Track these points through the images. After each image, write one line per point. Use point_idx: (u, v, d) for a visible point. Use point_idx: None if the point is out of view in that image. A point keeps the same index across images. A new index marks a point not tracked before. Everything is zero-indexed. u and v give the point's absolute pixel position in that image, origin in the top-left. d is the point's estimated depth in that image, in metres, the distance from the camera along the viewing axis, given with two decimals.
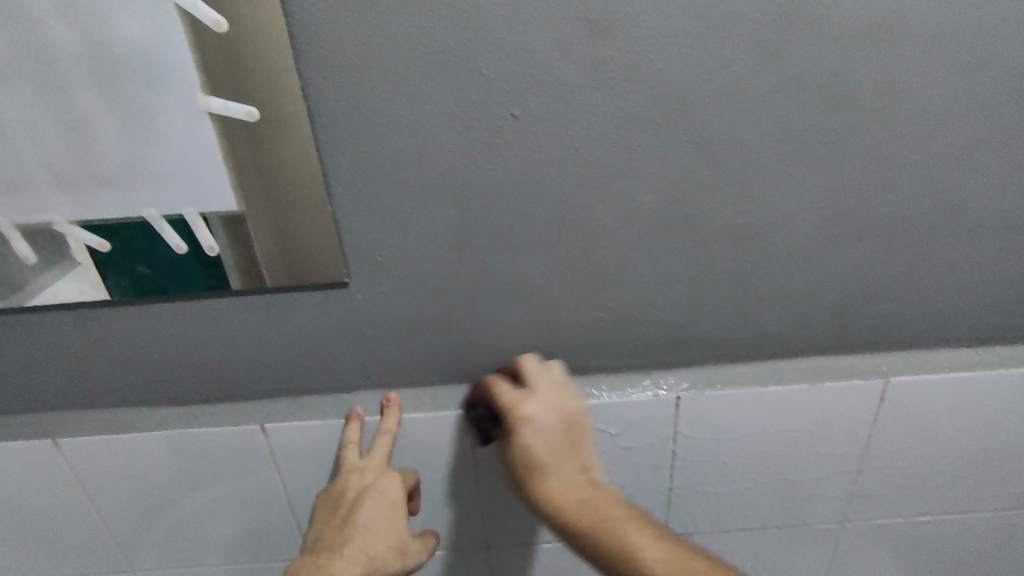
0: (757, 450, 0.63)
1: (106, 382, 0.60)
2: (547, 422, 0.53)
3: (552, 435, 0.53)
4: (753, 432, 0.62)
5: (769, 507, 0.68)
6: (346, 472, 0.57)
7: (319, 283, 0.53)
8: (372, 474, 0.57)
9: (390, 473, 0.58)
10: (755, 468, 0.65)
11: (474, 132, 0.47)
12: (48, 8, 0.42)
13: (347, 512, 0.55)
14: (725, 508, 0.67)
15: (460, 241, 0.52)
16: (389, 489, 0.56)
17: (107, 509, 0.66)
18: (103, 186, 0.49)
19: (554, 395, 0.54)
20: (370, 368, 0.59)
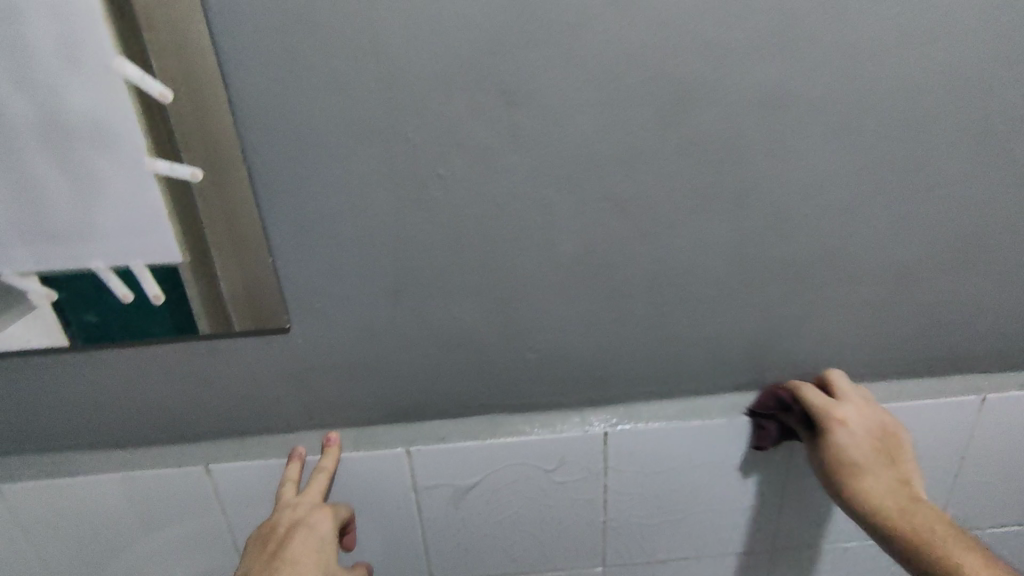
0: (685, 481, 0.67)
1: (52, 426, 0.62)
2: (867, 434, 0.59)
3: (863, 441, 0.59)
4: (680, 465, 0.66)
5: (702, 537, 0.71)
6: (280, 507, 0.57)
7: (261, 329, 0.57)
8: (306, 507, 0.57)
9: (325, 508, 0.58)
10: (685, 500, 0.68)
11: (404, 191, 0.52)
12: (2, 82, 0.46)
13: (278, 544, 0.54)
14: (660, 538, 0.71)
15: (395, 289, 0.56)
16: (323, 524, 0.56)
17: (50, 554, 0.66)
18: (53, 241, 0.52)
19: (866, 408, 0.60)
20: (312, 409, 0.61)
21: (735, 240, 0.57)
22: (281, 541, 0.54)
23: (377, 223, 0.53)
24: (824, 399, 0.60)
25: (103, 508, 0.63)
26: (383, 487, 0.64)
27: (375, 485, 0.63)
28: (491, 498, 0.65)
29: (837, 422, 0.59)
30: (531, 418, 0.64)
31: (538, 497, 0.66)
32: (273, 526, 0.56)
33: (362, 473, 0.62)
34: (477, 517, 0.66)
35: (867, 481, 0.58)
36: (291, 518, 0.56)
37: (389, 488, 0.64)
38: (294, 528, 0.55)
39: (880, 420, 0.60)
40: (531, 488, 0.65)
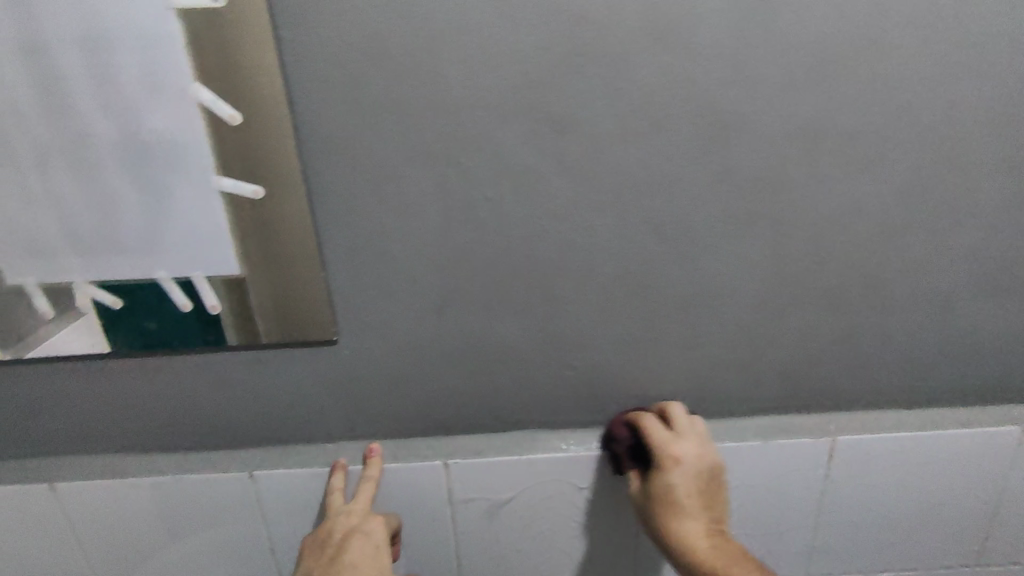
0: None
1: (105, 429, 0.64)
2: (688, 473, 0.57)
3: (689, 479, 0.58)
4: None
5: None
6: (332, 515, 0.60)
7: (309, 340, 0.59)
8: (356, 517, 0.59)
9: (375, 516, 0.60)
10: None
11: (454, 211, 0.54)
12: (88, 103, 0.49)
13: (334, 552, 0.58)
14: None
15: (440, 305, 0.58)
16: (375, 532, 0.59)
17: (96, 553, 0.68)
18: (121, 252, 0.55)
19: (700, 445, 0.58)
20: (355, 420, 0.63)
21: (773, 265, 0.58)
22: (336, 551, 0.58)
23: (427, 241, 0.55)
24: (665, 434, 0.58)
25: (150, 510, 0.66)
26: (421, 498, 0.65)
27: (412, 496, 0.65)
28: (524, 513, 0.66)
29: (671, 458, 0.57)
30: (567, 436, 0.65)
31: (571, 514, 0.67)
32: (328, 535, 0.59)
33: (400, 484, 0.64)
34: (510, 533, 0.67)
35: (683, 519, 0.57)
36: (343, 528, 0.59)
37: (426, 500, 0.65)
38: (347, 539, 0.58)
39: (705, 464, 0.58)
40: (564, 505, 0.66)
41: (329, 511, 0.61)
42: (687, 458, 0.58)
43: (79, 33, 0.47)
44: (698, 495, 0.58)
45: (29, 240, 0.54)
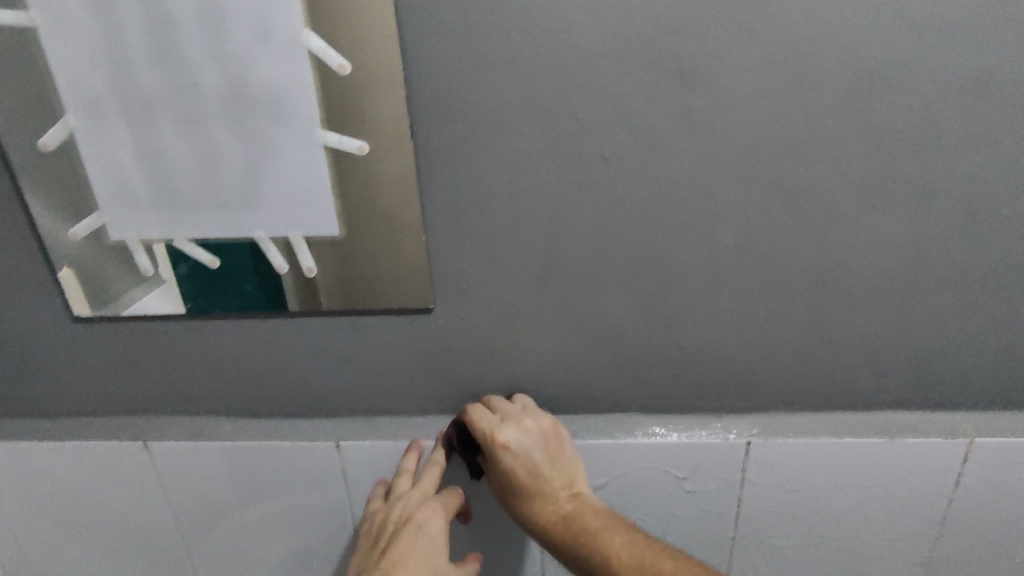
0: (826, 504, 0.62)
1: (195, 391, 0.64)
2: (529, 448, 0.54)
3: (532, 457, 0.55)
4: (824, 484, 0.61)
5: (838, 568, 0.65)
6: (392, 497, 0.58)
7: (404, 307, 0.57)
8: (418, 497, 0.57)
9: (433, 504, 0.56)
10: (825, 524, 0.63)
11: (565, 171, 0.50)
12: (195, 51, 0.48)
13: (386, 541, 0.55)
14: (791, 563, 0.65)
15: (542, 274, 0.54)
16: (428, 522, 0.55)
17: (181, 515, 0.68)
18: (220, 209, 0.53)
19: (523, 417, 0.55)
20: (444, 393, 0.61)
21: (916, 242, 0.52)
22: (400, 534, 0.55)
23: (533, 204, 0.52)
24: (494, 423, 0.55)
25: (237, 474, 0.65)
26: None
27: None
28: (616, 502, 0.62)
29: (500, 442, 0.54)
30: (666, 421, 0.60)
31: (665, 506, 0.62)
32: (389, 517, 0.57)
33: None
34: None
35: (536, 500, 0.55)
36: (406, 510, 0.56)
37: None
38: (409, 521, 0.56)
39: (538, 434, 0.55)
40: (658, 496, 0.62)
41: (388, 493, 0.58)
42: (520, 443, 0.54)
43: None
44: (540, 474, 0.55)
45: (132, 194, 0.53)
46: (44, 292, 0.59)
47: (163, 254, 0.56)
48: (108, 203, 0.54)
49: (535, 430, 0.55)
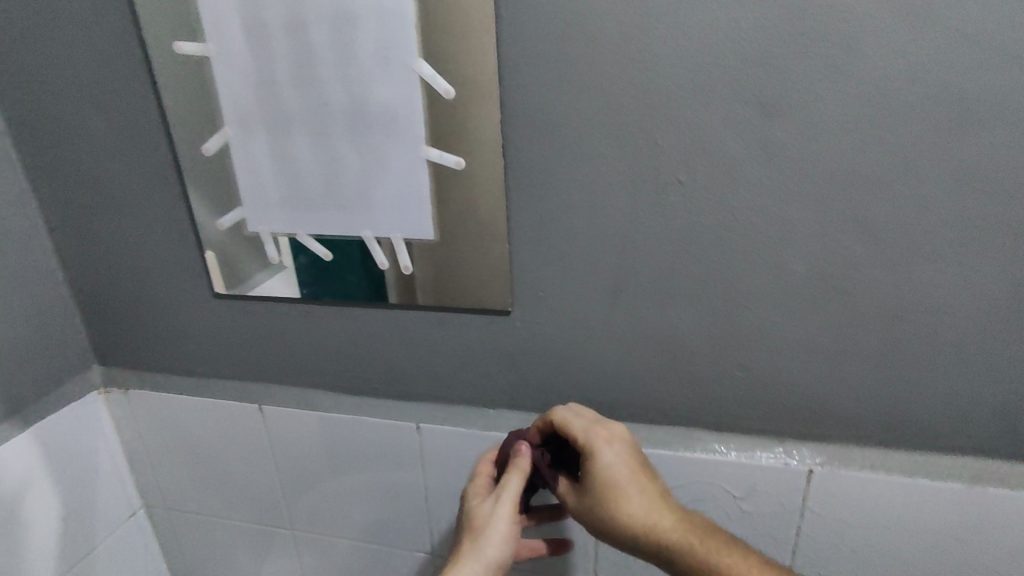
0: (894, 546, 0.60)
1: (302, 365, 0.73)
2: (622, 452, 0.57)
3: (624, 466, 0.56)
4: (890, 524, 0.59)
5: None
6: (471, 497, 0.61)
7: (486, 308, 0.62)
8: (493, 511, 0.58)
9: (497, 534, 0.58)
10: (890, 566, 0.61)
11: (641, 192, 0.54)
12: (329, 76, 0.56)
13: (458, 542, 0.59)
14: None
15: (614, 287, 0.58)
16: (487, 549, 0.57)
17: (283, 472, 0.78)
18: (337, 210, 0.62)
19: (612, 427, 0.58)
20: (516, 389, 0.66)
21: (1007, 283, 0.50)
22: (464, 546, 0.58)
23: (609, 222, 0.56)
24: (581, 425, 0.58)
25: (332, 441, 0.74)
26: None
27: None
28: None
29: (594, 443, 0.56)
30: (728, 441, 0.62)
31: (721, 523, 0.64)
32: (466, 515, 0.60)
33: None
34: None
35: (630, 506, 0.55)
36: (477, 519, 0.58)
37: None
38: (477, 534, 0.57)
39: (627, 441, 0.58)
40: (714, 513, 0.63)
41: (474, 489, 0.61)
42: (610, 450, 0.56)
43: (333, 13, 0.54)
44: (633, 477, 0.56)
45: (269, 193, 0.63)
46: (194, 269, 0.71)
47: (285, 246, 0.66)
48: (249, 200, 0.64)
49: (621, 439, 0.57)
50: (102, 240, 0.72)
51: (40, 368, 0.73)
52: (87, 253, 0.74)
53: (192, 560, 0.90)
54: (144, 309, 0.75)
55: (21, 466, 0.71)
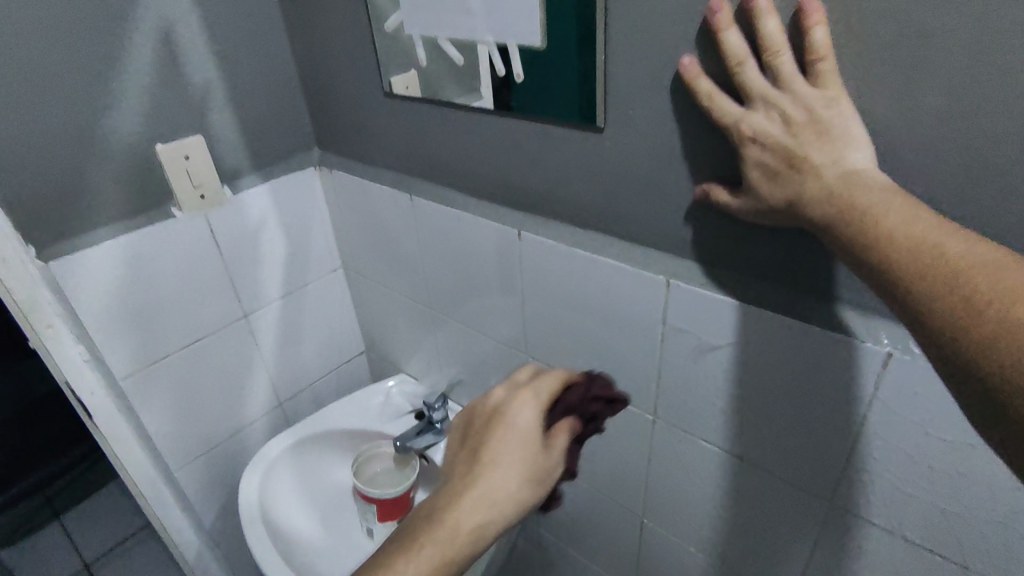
0: (962, 459, 0.52)
1: (440, 167, 0.85)
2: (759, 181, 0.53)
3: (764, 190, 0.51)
4: (960, 435, 0.51)
5: (958, 536, 0.56)
6: (502, 392, 0.59)
7: (582, 124, 0.64)
8: (523, 423, 0.55)
9: (532, 401, 0.57)
10: (954, 477, 0.54)
11: (735, 10, 0.48)
12: None
13: (477, 441, 0.56)
14: (904, 505, 0.58)
15: (704, 111, 0.55)
16: (523, 417, 0.55)
17: (428, 261, 0.95)
18: (467, 15, 0.67)
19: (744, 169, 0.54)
20: (602, 213, 0.68)
21: None
22: (486, 443, 0.55)
23: (703, 47, 0.52)
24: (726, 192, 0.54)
25: (460, 238, 0.87)
26: (640, 301, 0.69)
27: (634, 297, 0.69)
28: (734, 367, 0.64)
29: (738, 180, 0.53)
30: (792, 296, 0.57)
31: (781, 389, 0.61)
32: (484, 414, 0.58)
33: (628, 284, 0.69)
34: (711, 373, 0.67)
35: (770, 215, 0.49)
36: (498, 406, 0.58)
37: (645, 307, 0.69)
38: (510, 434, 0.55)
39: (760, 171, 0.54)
40: (777, 378, 0.61)
41: (514, 384, 0.60)
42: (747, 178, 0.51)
43: None
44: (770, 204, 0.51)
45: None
46: (371, 71, 0.84)
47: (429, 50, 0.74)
48: (406, 6, 0.73)
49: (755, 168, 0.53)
50: (316, 44, 0.90)
51: (278, 143, 0.98)
52: (308, 55, 0.93)
53: (373, 317, 1.18)
54: (342, 106, 0.93)
55: (261, 210, 0.99)
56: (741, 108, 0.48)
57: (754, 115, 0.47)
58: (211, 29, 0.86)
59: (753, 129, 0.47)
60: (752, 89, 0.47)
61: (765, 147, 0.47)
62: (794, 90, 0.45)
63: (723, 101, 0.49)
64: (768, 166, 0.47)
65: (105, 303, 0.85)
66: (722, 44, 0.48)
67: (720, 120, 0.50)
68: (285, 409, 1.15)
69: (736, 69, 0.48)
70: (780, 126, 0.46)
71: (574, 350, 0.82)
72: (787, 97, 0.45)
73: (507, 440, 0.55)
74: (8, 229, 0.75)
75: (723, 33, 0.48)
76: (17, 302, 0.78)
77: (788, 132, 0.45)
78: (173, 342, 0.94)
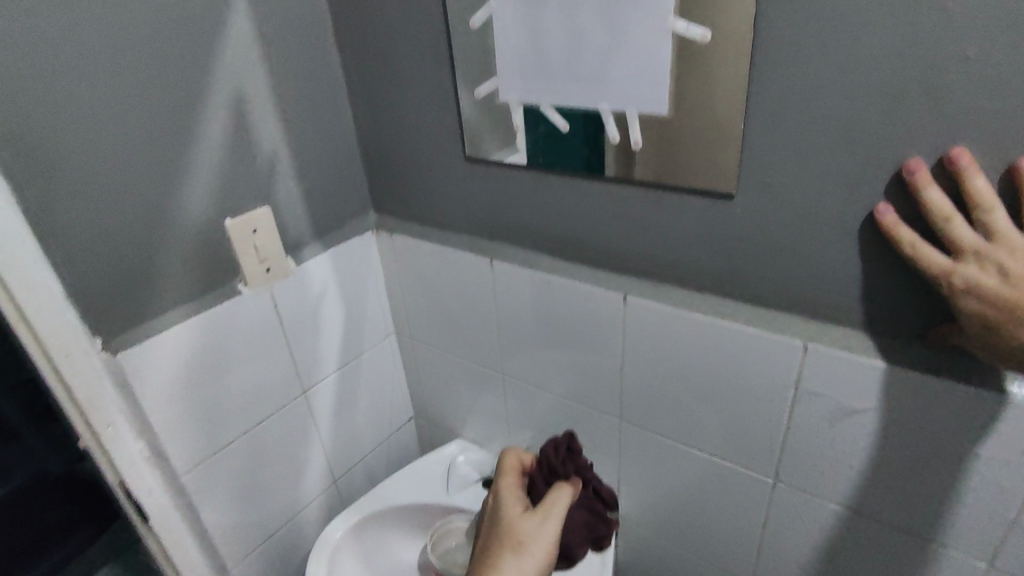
0: None
1: (526, 230, 0.82)
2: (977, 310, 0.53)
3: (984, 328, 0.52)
4: None
5: None
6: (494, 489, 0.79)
7: (711, 190, 0.63)
8: (509, 503, 0.74)
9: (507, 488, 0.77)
10: None
11: (934, 165, 0.50)
12: None
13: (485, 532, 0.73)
14: None
15: (855, 179, 0.54)
16: (512, 505, 0.73)
17: (502, 325, 0.92)
18: (579, 83, 0.66)
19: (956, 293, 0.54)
20: (724, 276, 0.67)
21: None
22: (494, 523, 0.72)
23: (896, 196, 0.53)
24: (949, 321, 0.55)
25: (546, 302, 0.84)
26: (766, 366, 0.67)
27: (758, 361, 0.67)
28: (878, 429, 0.63)
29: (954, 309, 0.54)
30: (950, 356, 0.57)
31: (931, 451, 0.60)
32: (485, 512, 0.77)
33: (753, 349, 0.67)
34: (849, 435, 0.65)
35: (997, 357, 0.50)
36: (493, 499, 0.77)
37: (773, 371, 0.67)
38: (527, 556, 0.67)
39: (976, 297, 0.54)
40: (929, 440, 0.60)
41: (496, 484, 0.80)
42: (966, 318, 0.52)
43: None
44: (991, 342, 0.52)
45: (522, 66, 0.70)
46: (450, 136, 0.82)
47: (529, 116, 0.72)
48: (505, 73, 0.72)
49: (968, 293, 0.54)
50: (384, 108, 0.88)
51: (337, 209, 0.94)
52: (373, 119, 0.90)
53: (425, 382, 1.12)
54: (410, 170, 0.90)
55: (322, 279, 0.93)
56: (947, 258, 0.50)
57: (966, 267, 0.49)
58: (280, 97, 0.82)
59: (965, 282, 0.49)
60: (963, 244, 0.49)
61: (981, 300, 0.48)
62: (1012, 246, 0.47)
63: (928, 253, 0.51)
64: (986, 318, 0.48)
65: (172, 393, 0.79)
66: (922, 201, 0.51)
67: (925, 269, 0.51)
68: (338, 486, 1.08)
69: (941, 225, 0.50)
70: (996, 277, 0.47)
71: (677, 414, 0.79)
72: (1006, 254, 0.47)
73: (505, 506, 0.73)
74: (76, 323, 0.68)
75: (924, 191, 0.50)
76: (78, 401, 0.71)
77: (1006, 283, 0.47)
78: (234, 428, 0.87)
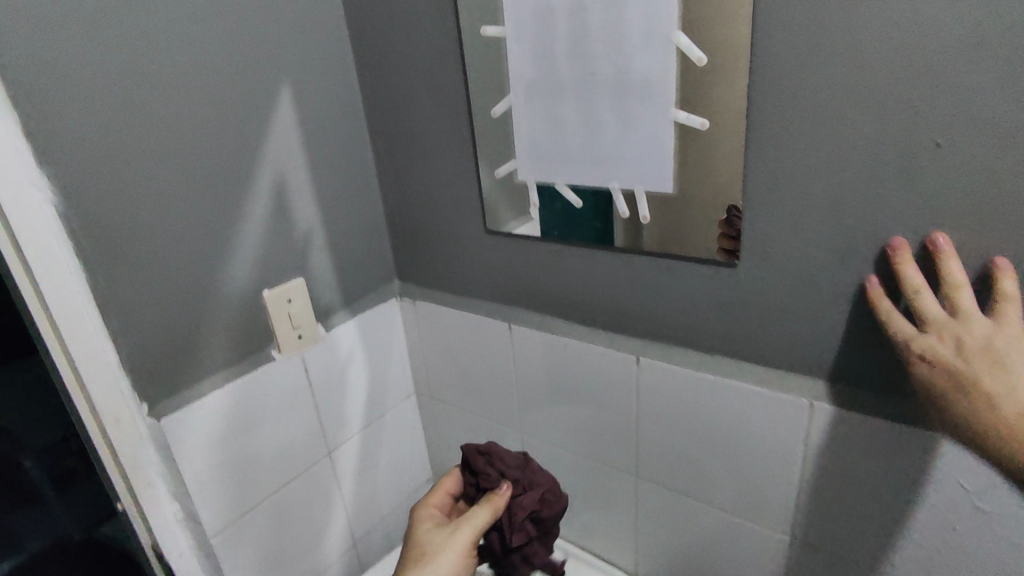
0: None
1: (544, 296, 0.87)
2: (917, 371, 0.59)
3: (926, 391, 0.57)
4: None
5: None
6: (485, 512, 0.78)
7: (716, 260, 0.68)
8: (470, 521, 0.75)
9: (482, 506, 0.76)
10: None
11: (918, 246, 0.56)
12: (599, 51, 0.67)
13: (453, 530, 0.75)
14: None
15: (847, 249, 0.60)
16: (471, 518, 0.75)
17: (521, 386, 0.96)
18: (592, 165, 0.73)
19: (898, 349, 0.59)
20: (731, 339, 0.72)
21: None
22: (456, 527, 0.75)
23: (883, 264, 0.58)
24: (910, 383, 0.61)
25: (563, 364, 0.88)
26: (775, 423, 0.70)
27: (768, 419, 0.71)
28: (886, 485, 0.65)
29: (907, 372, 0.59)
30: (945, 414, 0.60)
31: (937, 507, 0.63)
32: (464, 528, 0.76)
33: (762, 407, 0.71)
34: (860, 491, 0.67)
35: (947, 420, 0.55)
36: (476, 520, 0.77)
37: (782, 429, 0.70)
38: (426, 562, 0.71)
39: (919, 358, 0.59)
40: (937, 497, 0.62)
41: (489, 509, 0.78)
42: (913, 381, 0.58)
43: None
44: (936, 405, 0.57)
45: (540, 149, 0.77)
46: (472, 210, 0.89)
47: (545, 194, 0.79)
48: (524, 156, 0.79)
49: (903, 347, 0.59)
50: (410, 185, 0.95)
51: (365, 277, 1.00)
52: (399, 194, 0.97)
53: (445, 443, 1.15)
54: (433, 240, 0.97)
55: (349, 344, 0.98)
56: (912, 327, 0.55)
57: (925, 338, 0.53)
58: (316, 178, 0.90)
59: (924, 352, 0.54)
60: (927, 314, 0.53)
61: (935, 367, 0.53)
62: (971, 323, 0.51)
63: (896, 320, 0.56)
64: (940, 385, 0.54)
65: (207, 458, 0.82)
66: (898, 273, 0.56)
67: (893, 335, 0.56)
68: (358, 550, 1.09)
69: (910, 293, 0.55)
70: (951, 348, 0.52)
71: (693, 473, 0.81)
72: (964, 328, 0.51)
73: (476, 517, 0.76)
74: (128, 390, 0.74)
75: (900, 263, 0.55)
76: (122, 464, 0.75)
77: (958, 354, 0.51)
78: (262, 492, 0.90)
